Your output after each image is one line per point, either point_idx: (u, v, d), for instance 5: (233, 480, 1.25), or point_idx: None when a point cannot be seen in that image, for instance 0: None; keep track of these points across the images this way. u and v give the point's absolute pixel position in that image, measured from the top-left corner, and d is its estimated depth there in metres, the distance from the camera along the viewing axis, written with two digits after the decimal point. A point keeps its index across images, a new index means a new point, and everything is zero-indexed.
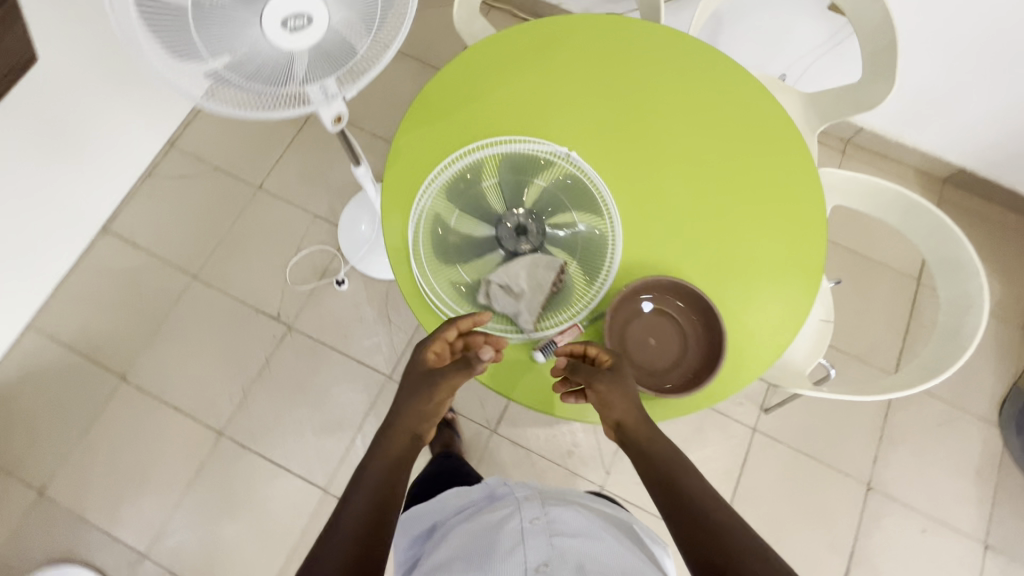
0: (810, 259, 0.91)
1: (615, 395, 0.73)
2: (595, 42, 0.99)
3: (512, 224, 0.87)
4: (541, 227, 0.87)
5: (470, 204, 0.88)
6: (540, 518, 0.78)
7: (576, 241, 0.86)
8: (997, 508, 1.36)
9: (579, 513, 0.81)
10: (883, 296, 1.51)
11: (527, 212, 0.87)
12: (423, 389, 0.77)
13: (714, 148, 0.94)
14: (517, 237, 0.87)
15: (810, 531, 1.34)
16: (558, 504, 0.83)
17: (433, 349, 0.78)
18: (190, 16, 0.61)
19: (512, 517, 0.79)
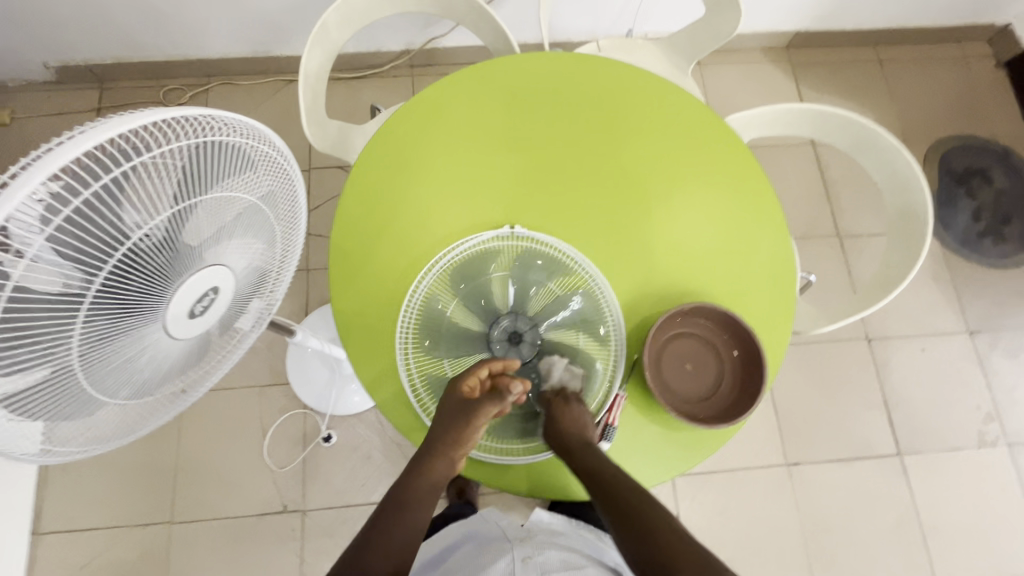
0: (771, 207, 0.90)
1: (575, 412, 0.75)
2: (466, 106, 0.91)
3: (502, 334, 0.82)
4: (529, 318, 0.82)
5: (451, 342, 0.81)
6: (532, 557, 0.75)
7: (569, 313, 0.82)
8: (963, 297, 1.54)
9: (565, 553, 0.78)
10: (797, 172, 1.60)
11: (507, 313, 0.82)
12: (457, 423, 0.72)
13: (634, 149, 0.91)
14: (513, 344, 0.82)
15: (848, 402, 1.44)
16: (551, 543, 0.79)
17: (473, 376, 0.73)
18: (91, 386, 0.46)
19: (501, 557, 0.75)
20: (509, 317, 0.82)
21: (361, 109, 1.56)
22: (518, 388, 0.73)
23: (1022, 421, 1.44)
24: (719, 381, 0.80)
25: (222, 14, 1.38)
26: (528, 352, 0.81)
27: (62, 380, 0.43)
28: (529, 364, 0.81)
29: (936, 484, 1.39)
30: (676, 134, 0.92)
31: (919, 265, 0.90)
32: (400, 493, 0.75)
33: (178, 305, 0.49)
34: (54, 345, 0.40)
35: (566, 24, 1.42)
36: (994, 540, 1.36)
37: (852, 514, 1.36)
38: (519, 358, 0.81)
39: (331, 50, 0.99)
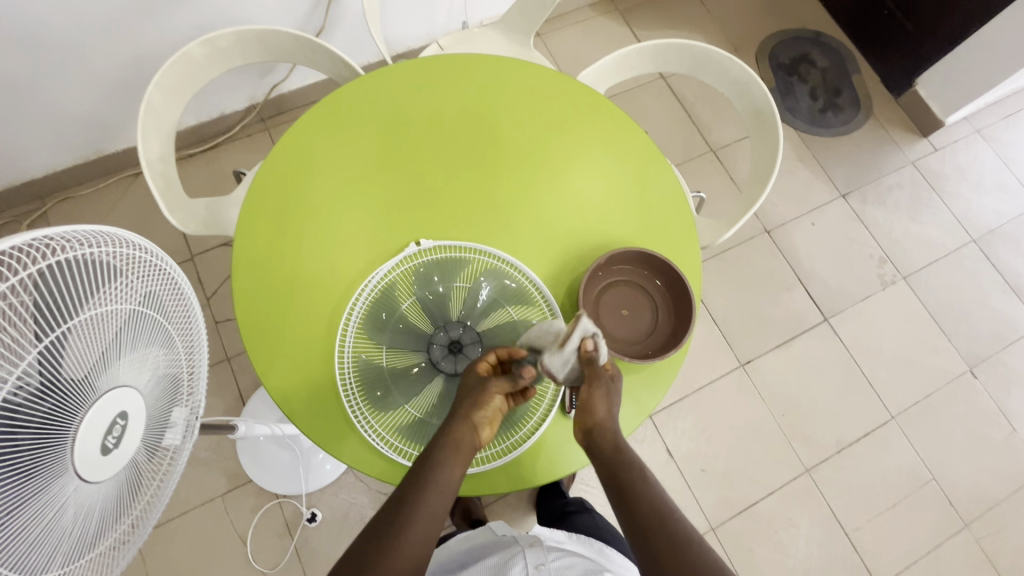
0: (643, 145, 0.96)
1: (605, 398, 0.71)
2: (329, 142, 0.89)
3: (443, 350, 0.79)
4: (457, 323, 0.80)
5: (398, 381, 0.77)
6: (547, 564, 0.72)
7: (491, 295, 0.80)
8: (827, 168, 1.72)
9: (578, 558, 0.75)
10: (658, 105, 1.71)
11: (437, 329, 0.80)
12: (475, 397, 0.71)
13: (505, 130, 0.92)
14: (454, 355, 0.79)
15: (771, 291, 1.57)
16: (564, 551, 0.76)
17: (489, 361, 0.73)
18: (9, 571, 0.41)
19: (515, 566, 0.72)
20: (442, 332, 0.80)
21: (224, 179, 1.47)
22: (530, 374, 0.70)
23: (907, 254, 1.65)
24: (656, 316, 0.84)
25: (29, 128, 1.24)
26: (475, 353, 0.79)
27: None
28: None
29: (863, 334, 1.56)
30: (538, 104, 0.95)
31: (780, 152, 0.99)
32: (422, 459, 0.68)
33: (85, 444, 0.45)
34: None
35: (400, 34, 1.42)
36: (922, 361, 1.54)
37: (809, 387, 1.49)
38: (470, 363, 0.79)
39: (166, 131, 0.92)
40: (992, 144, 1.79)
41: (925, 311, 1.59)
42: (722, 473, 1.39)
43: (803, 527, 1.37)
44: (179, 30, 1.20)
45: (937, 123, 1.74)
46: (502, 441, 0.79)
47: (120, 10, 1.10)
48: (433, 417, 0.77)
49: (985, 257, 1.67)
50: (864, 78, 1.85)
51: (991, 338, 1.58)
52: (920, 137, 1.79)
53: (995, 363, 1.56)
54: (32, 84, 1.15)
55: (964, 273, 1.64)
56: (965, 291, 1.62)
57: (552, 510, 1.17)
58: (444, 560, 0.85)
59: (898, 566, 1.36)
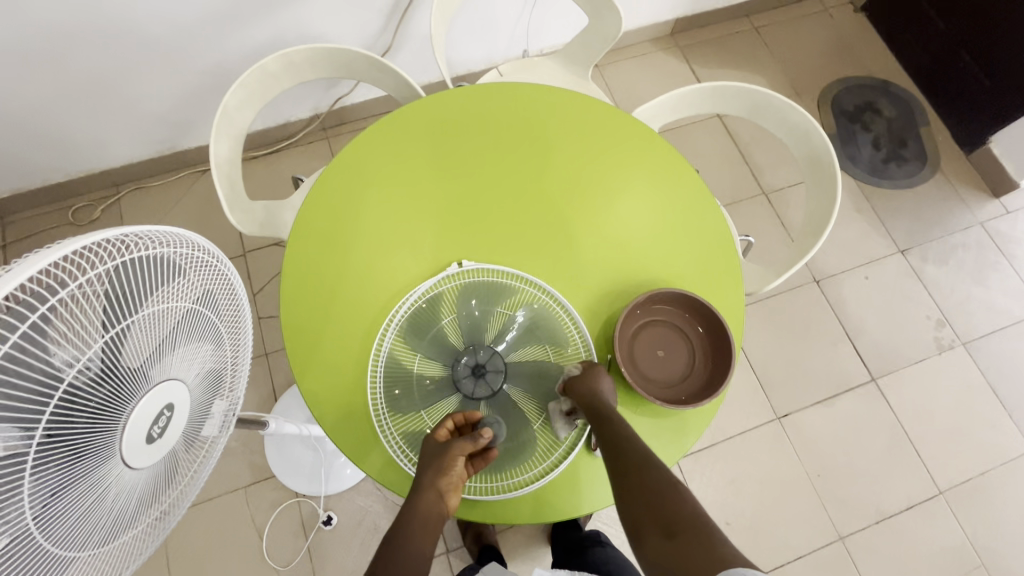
0: (696, 185, 0.95)
1: (590, 380, 0.75)
2: (386, 158, 0.92)
3: (466, 371, 0.79)
4: (487, 348, 0.80)
5: (422, 392, 0.78)
6: None
7: (525, 331, 0.81)
8: (885, 221, 1.65)
9: None
10: (711, 144, 1.69)
11: (466, 348, 0.80)
12: (434, 466, 0.70)
13: (556, 160, 0.93)
14: (478, 380, 0.79)
15: (814, 343, 1.51)
16: None
17: (447, 424, 0.73)
18: (52, 545, 0.43)
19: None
20: (470, 352, 0.80)
21: (283, 182, 1.54)
22: (489, 433, 0.70)
23: (968, 318, 1.55)
24: (693, 356, 0.82)
25: (116, 121, 1.34)
26: (497, 382, 0.79)
27: (17, 546, 0.40)
28: (501, 391, 0.78)
29: (914, 400, 1.46)
30: (590, 136, 0.96)
31: (838, 204, 0.96)
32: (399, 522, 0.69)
33: (134, 430, 0.47)
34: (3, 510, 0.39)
35: (462, 57, 1.47)
36: (977, 436, 1.44)
37: (849, 449, 1.41)
38: (488, 390, 0.78)
39: (236, 135, 0.97)
40: None
41: (985, 381, 1.49)
42: (747, 529, 1.33)
43: None
44: (259, 41, 1.28)
45: (1010, 184, 1.65)
46: (523, 472, 0.78)
47: (209, 19, 1.18)
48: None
49: None
50: (932, 131, 1.77)
51: None
52: (991, 196, 1.70)
53: None
54: (125, 80, 1.25)
55: None
56: None
57: (568, 541, 1.14)
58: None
59: None
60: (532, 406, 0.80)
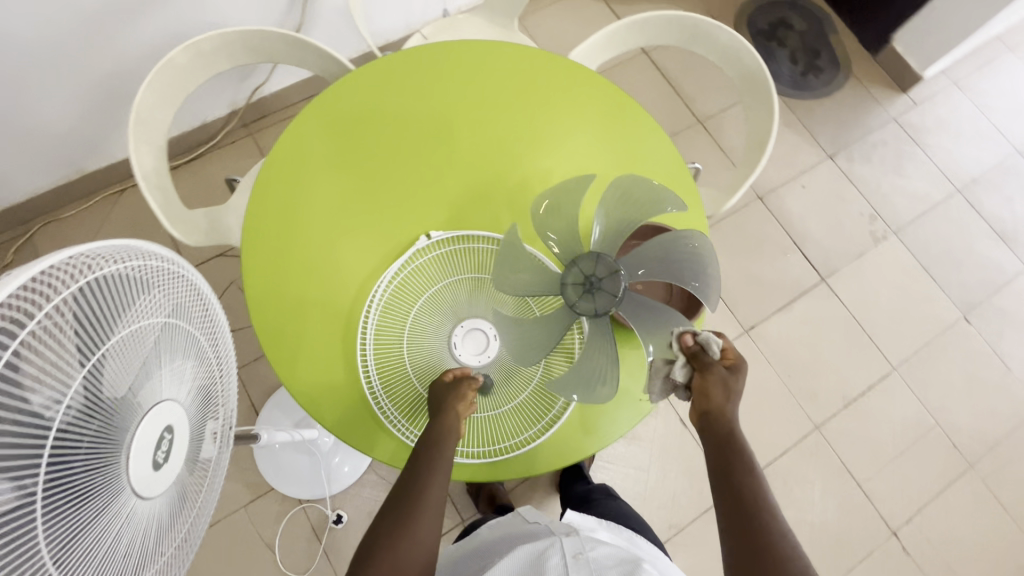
0: (644, 118, 0.96)
1: (721, 386, 0.66)
2: (329, 142, 0.87)
3: (578, 280, 0.76)
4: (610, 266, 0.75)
5: (529, 282, 0.74)
6: (583, 554, 0.73)
7: (661, 260, 0.73)
8: (812, 131, 1.74)
9: (615, 547, 0.77)
10: (643, 80, 1.71)
11: (586, 255, 0.76)
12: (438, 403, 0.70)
13: (505, 115, 0.92)
14: (591, 294, 0.75)
15: (767, 255, 1.60)
16: (597, 540, 0.78)
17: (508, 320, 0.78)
18: None
19: (553, 552, 0.74)
20: (590, 261, 0.76)
21: (215, 188, 1.45)
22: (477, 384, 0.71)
23: (896, 208, 1.68)
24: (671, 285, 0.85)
25: (8, 151, 1.20)
26: (604, 302, 0.74)
27: None
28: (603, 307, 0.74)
29: (860, 291, 1.59)
30: (533, 85, 0.94)
31: (777, 117, 1.00)
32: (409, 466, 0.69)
33: (137, 458, 0.45)
34: (19, 560, 0.36)
35: (380, 26, 1.40)
36: (917, 312, 1.58)
37: (812, 347, 1.52)
38: (592, 305, 0.74)
39: (157, 143, 0.90)
40: (969, 95, 1.83)
41: (917, 262, 1.63)
42: None
43: (816, 482, 1.41)
44: (155, 37, 1.16)
45: (915, 78, 1.77)
46: (531, 426, 0.80)
47: (96, 17, 1.05)
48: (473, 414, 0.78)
49: (970, 205, 1.71)
50: (841, 38, 1.86)
51: (981, 284, 1.63)
52: (900, 92, 1.81)
53: (987, 308, 1.61)
54: (8, 103, 1.11)
55: (951, 223, 1.68)
56: (953, 240, 1.66)
57: (575, 494, 1.18)
58: (481, 543, 0.88)
59: (908, 512, 1.41)
60: None
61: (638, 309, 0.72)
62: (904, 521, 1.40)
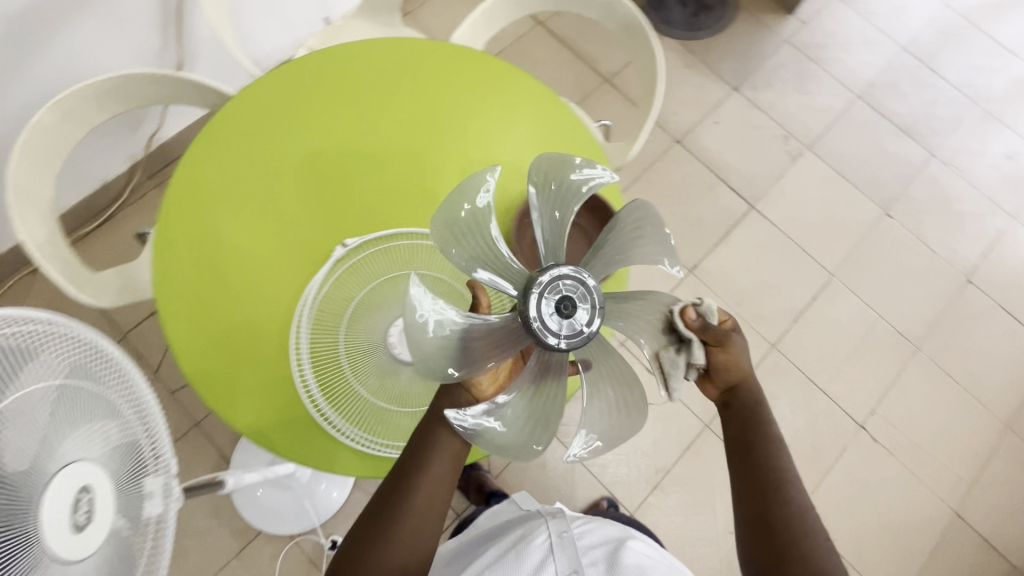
0: (535, 86, 0.98)
1: (738, 352, 0.62)
2: (224, 173, 0.85)
3: (548, 312, 0.56)
4: (566, 272, 0.57)
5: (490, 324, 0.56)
6: (567, 533, 0.89)
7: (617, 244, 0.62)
8: (713, 68, 1.79)
9: (592, 526, 0.93)
10: (543, 50, 1.72)
11: (546, 279, 0.56)
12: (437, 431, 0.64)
13: (399, 111, 0.91)
14: (568, 321, 0.56)
15: (697, 194, 1.64)
16: (579, 521, 0.94)
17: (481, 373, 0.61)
18: None
19: (539, 532, 0.89)
20: (550, 285, 0.56)
21: (134, 246, 1.40)
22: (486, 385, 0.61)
23: (805, 125, 1.75)
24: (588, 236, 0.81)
25: None
26: (587, 329, 0.56)
27: None
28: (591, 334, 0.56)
29: (788, 210, 1.65)
30: (422, 76, 0.94)
31: (660, 59, 1.03)
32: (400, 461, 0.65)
33: (43, 527, 0.44)
34: None
35: (265, 48, 1.37)
36: (844, 218, 1.66)
37: (755, 272, 1.58)
38: (575, 336, 0.56)
39: (46, 213, 0.86)
40: (850, 5, 1.91)
41: (834, 172, 1.71)
42: None
43: (783, 398, 1.47)
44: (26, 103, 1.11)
45: None
46: None
47: None
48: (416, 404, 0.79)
49: (872, 108, 1.79)
50: None
51: (895, 179, 1.72)
52: (788, 15, 1.88)
53: (904, 200, 1.70)
54: None
55: (857, 129, 1.76)
56: (862, 144, 1.75)
57: None
58: (481, 530, 1.03)
59: (870, 405, 1.49)
60: None
61: (625, 304, 0.60)
62: (868, 414, 1.48)
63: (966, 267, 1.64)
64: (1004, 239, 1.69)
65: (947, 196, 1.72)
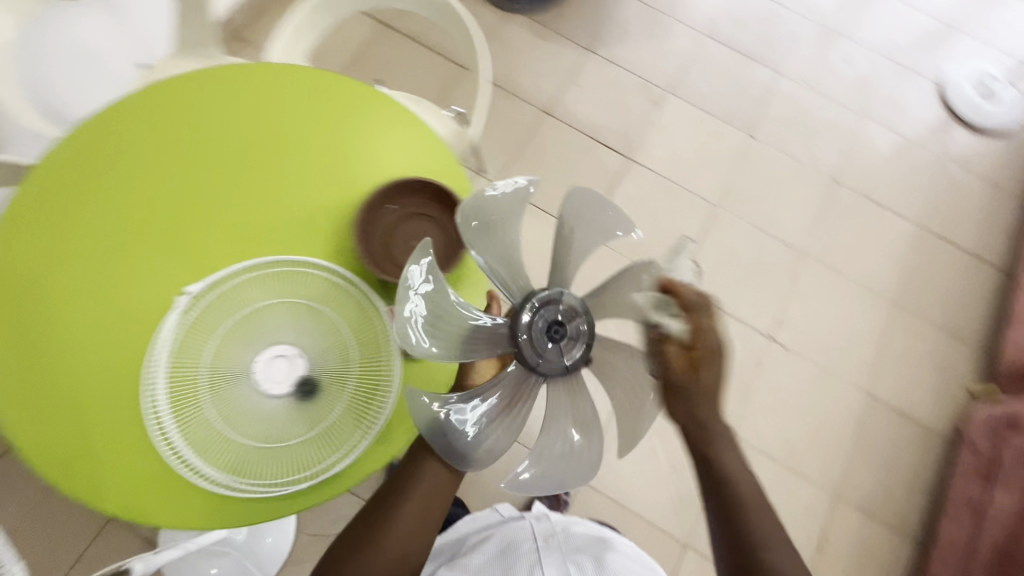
0: (359, 88, 0.95)
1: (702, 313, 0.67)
2: (38, 250, 0.80)
3: (546, 343, 0.69)
4: (549, 301, 0.70)
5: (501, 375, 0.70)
6: (552, 539, 0.98)
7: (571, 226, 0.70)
8: (565, 35, 1.83)
9: (574, 531, 1.03)
10: (394, 50, 1.70)
11: (530, 319, 0.69)
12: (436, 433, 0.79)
13: (216, 144, 0.88)
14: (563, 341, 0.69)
15: (576, 159, 1.68)
16: (561, 526, 1.04)
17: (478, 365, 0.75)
18: None
19: (526, 539, 0.98)
20: (534, 322, 0.69)
21: None
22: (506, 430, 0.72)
23: (662, 71, 1.82)
24: (447, 232, 0.87)
25: None
26: (579, 339, 0.70)
27: None
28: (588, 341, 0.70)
29: (663, 153, 1.72)
30: (235, 103, 0.90)
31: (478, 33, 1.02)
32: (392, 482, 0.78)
33: None
34: None
35: None
36: (715, 150, 1.74)
37: (647, 219, 1.64)
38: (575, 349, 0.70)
39: None
40: None
41: (697, 109, 1.79)
42: None
43: None
44: None
45: None
46: (368, 416, 0.80)
47: None
48: (292, 438, 0.76)
49: (718, 42, 1.88)
50: None
51: (753, 103, 1.82)
52: None
53: (766, 121, 1.80)
54: None
55: (709, 63, 1.85)
56: (717, 77, 1.83)
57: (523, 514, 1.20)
58: (464, 531, 1.10)
59: (774, 315, 1.58)
60: (334, 354, 0.80)
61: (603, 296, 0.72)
62: (774, 324, 1.57)
63: (830, 169, 1.77)
64: (858, 136, 1.82)
65: (801, 108, 1.83)
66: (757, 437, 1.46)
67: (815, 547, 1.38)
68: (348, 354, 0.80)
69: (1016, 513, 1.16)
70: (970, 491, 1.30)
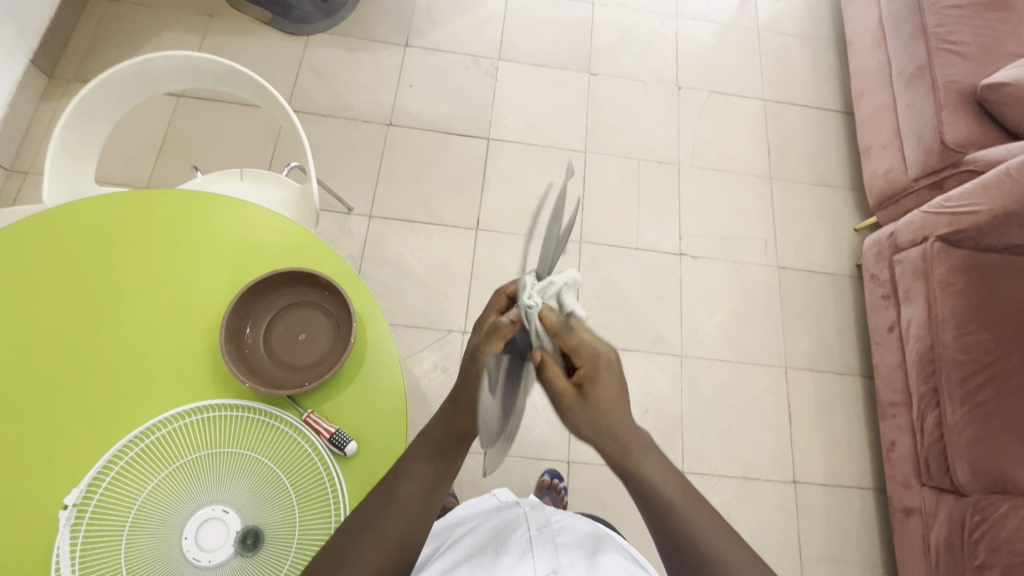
0: (173, 195, 0.85)
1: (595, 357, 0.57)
2: None
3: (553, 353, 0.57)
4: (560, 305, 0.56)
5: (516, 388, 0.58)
6: (546, 529, 0.77)
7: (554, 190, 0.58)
8: (372, 40, 1.73)
9: (579, 529, 0.81)
10: (202, 122, 1.53)
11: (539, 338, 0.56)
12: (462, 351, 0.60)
13: (30, 327, 0.76)
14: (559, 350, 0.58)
15: (435, 159, 1.62)
16: (560, 520, 0.82)
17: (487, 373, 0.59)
18: None
19: (518, 528, 0.77)
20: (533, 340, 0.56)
21: None
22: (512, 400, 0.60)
23: (484, 42, 1.77)
24: (331, 313, 0.80)
25: None
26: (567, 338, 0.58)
27: None
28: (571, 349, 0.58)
29: (519, 121, 1.69)
30: (32, 273, 0.79)
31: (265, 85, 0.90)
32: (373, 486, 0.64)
33: None
34: None
35: None
36: (562, 99, 1.74)
37: (526, 190, 1.62)
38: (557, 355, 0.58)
39: None
40: None
41: (530, 66, 1.77)
42: None
43: (614, 276, 1.58)
44: None
45: None
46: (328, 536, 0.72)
47: None
48: None
49: None
50: None
51: (579, 41, 1.82)
52: None
53: (597, 54, 1.82)
54: None
55: (523, 18, 1.82)
56: (536, 29, 1.82)
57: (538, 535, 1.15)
58: (454, 524, 0.91)
59: (677, 233, 1.64)
60: (267, 488, 0.72)
61: None
62: (679, 241, 1.63)
63: (672, 78, 1.83)
64: (683, 38, 1.89)
65: (625, 30, 1.86)
66: (703, 348, 1.53)
67: (786, 419, 1.49)
68: (280, 482, 0.73)
69: (925, 319, 1.27)
70: (887, 316, 1.42)
